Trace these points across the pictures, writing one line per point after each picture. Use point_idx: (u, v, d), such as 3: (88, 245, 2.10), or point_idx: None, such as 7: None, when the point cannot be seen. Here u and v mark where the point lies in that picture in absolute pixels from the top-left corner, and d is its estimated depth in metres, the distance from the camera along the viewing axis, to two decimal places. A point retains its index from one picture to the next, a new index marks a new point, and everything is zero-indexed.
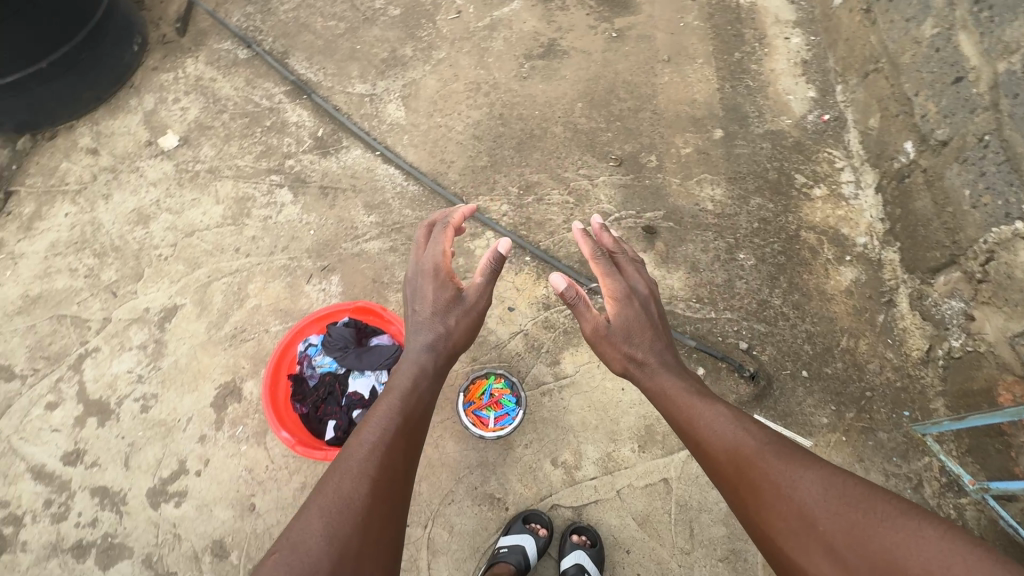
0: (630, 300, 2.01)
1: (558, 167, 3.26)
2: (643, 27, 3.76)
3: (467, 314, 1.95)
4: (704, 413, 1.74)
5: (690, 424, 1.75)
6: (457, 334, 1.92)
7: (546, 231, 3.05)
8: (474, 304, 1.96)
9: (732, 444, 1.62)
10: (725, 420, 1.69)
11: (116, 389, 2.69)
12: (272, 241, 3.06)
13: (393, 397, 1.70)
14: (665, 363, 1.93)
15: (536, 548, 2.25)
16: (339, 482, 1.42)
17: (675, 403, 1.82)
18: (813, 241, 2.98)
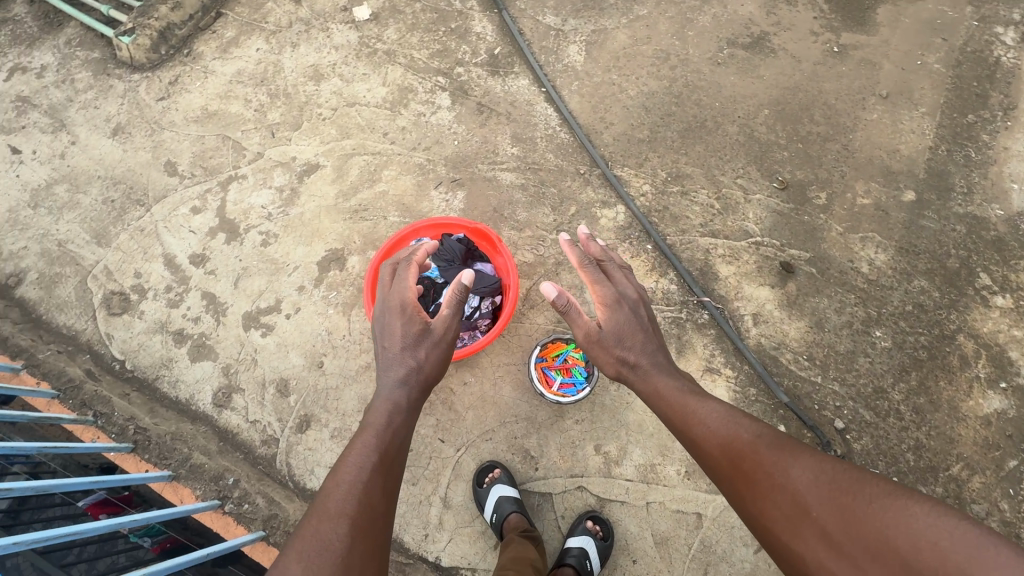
0: (619, 306, 2.04)
1: (717, 167, 3.03)
2: (872, 50, 3.30)
3: (438, 345, 1.98)
4: (698, 409, 1.77)
5: (687, 420, 1.76)
6: (428, 363, 1.94)
7: (678, 227, 2.87)
8: (440, 334, 1.97)
9: (728, 437, 1.63)
10: (718, 418, 1.70)
11: (248, 217, 2.95)
12: (418, 138, 3.14)
13: (368, 438, 1.71)
14: (656, 367, 1.96)
15: (509, 488, 2.29)
16: (317, 525, 1.44)
17: (674, 407, 1.83)
18: (969, 351, 2.59)
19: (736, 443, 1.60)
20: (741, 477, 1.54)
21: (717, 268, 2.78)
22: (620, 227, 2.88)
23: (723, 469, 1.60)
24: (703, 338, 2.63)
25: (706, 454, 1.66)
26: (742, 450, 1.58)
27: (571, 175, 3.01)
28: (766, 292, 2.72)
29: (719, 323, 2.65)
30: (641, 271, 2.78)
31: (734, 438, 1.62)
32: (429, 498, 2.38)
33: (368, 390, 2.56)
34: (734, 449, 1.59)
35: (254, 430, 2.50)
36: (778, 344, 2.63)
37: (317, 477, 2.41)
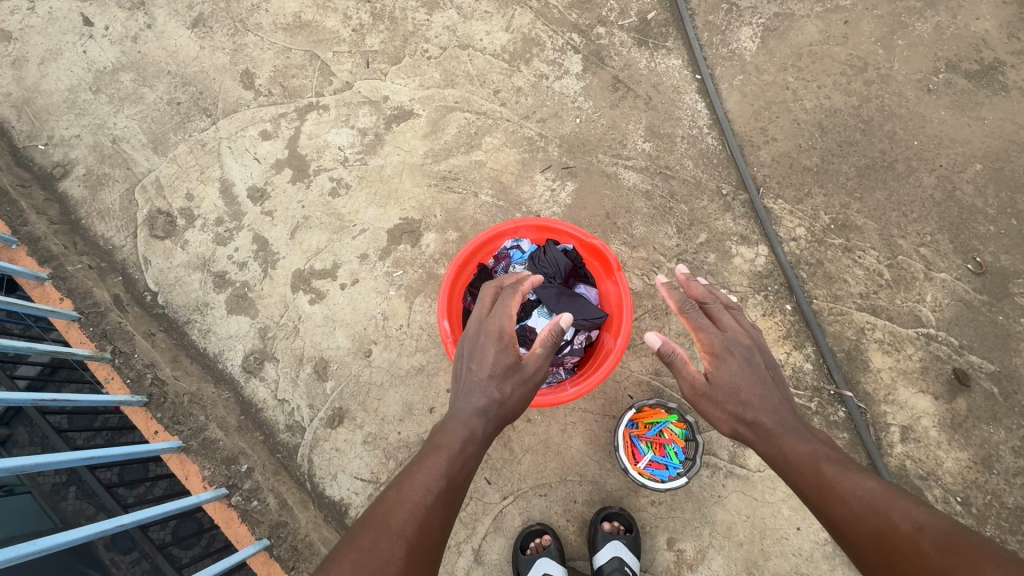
0: (730, 355, 1.55)
1: (897, 226, 2.37)
2: None
3: (528, 381, 1.56)
4: (839, 481, 1.29)
5: (827, 498, 1.29)
6: (513, 398, 1.52)
7: (831, 291, 2.28)
8: (534, 372, 1.57)
9: (879, 524, 1.17)
10: (864, 499, 1.23)
11: (321, 157, 2.53)
12: (533, 105, 2.58)
13: (439, 461, 1.35)
14: (780, 429, 1.45)
15: (557, 566, 1.93)
16: (374, 546, 1.12)
17: (811, 482, 1.34)
18: None
19: (889, 530, 1.15)
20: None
21: (869, 355, 2.19)
22: (757, 273, 2.31)
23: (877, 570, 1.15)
24: (831, 441, 2.10)
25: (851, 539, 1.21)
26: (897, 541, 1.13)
27: (709, 194, 2.43)
28: (925, 403, 2.14)
29: (856, 427, 2.10)
30: (770, 335, 2.23)
31: (887, 524, 1.16)
32: (460, 546, 2.02)
33: (416, 397, 2.17)
34: (887, 539, 1.15)
35: (279, 410, 2.16)
36: (925, 472, 2.07)
37: (339, 485, 2.07)
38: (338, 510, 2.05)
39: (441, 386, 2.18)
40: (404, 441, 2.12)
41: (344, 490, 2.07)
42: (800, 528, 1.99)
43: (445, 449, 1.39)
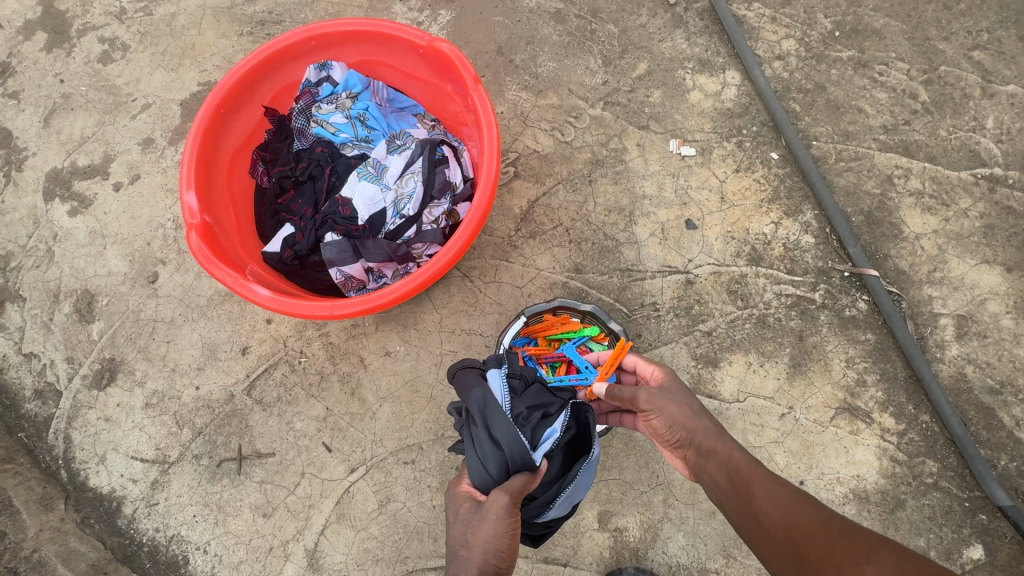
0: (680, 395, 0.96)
1: (935, 24, 1.57)
2: None
3: (513, 510, 0.81)
4: (760, 477, 0.80)
5: (742, 491, 0.79)
6: (482, 538, 0.79)
7: (839, 127, 1.50)
8: (499, 498, 0.82)
9: (801, 524, 0.73)
10: (788, 494, 0.77)
11: (87, 11, 1.74)
12: None
13: None
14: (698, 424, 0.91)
15: None
16: None
17: (722, 481, 0.82)
18: None
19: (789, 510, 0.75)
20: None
21: (901, 216, 1.43)
22: (725, 112, 1.53)
23: None
24: (848, 347, 1.36)
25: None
26: (825, 546, 0.70)
27: (649, 4, 1.63)
28: (991, 279, 1.39)
29: (889, 323, 1.35)
30: (748, 200, 1.46)
31: (812, 524, 0.72)
32: (286, 547, 1.33)
33: (222, 334, 1.46)
34: (806, 534, 0.72)
35: (25, 369, 1.47)
36: (997, 384, 1.32)
37: (108, 471, 1.39)
38: (105, 508, 1.37)
39: (257, 315, 1.46)
40: (203, 400, 1.42)
41: (115, 478, 1.38)
42: (804, 483, 1.29)
43: None
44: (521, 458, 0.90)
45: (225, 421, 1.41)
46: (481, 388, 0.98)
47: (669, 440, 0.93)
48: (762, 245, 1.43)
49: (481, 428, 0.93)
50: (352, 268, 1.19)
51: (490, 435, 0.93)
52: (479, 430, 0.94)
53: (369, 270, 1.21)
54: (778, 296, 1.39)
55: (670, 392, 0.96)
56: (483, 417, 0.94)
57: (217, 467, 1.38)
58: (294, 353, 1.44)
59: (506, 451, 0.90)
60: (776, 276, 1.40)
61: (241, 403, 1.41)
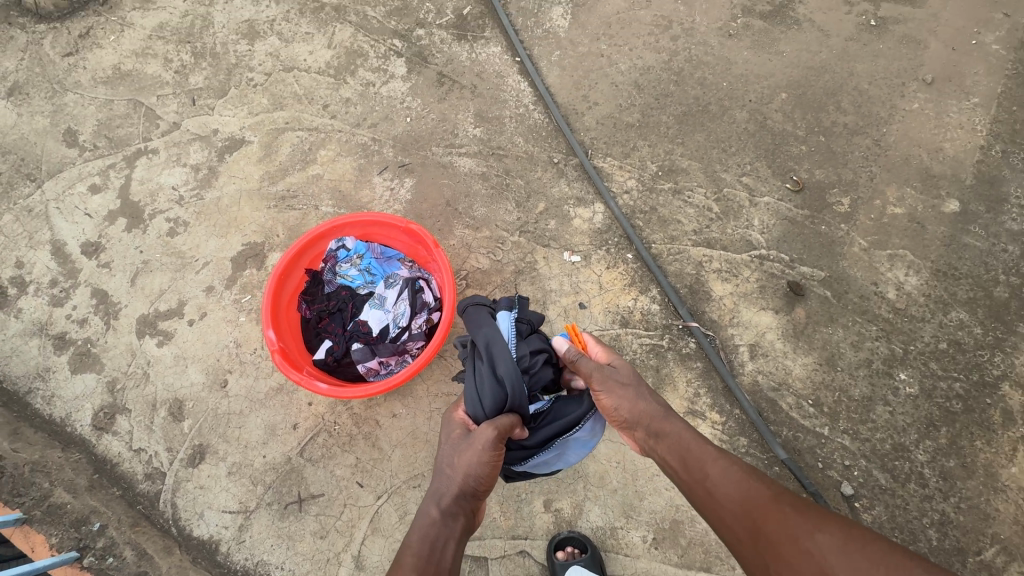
0: (633, 383, 1.62)
1: (718, 161, 2.52)
2: (917, 25, 2.78)
3: (494, 445, 1.44)
4: (716, 462, 1.42)
5: (705, 469, 1.42)
6: (468, 463, 1.43)
7: (667, 233, 2.38)
8: (482, 440, 1.45)
9: (748, 491, 1.36)
10: (737, 473, 1.39)
11: (155, 200, 2.49)
12: (363, 113, 2.65)
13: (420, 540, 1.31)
14: (663, 420, 1.54)
15: None
16: None
17: (691, 458, 1.44)
18: (1012, 403, 2.09)
19: (741, 485, 1.37)
20: (769, 572, 1.26)
21: (709, 285, 2.30)
22: (597, 230, 2.39)
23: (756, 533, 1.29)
24: (686, 372, 2.17)
25: (731, 534, 1.34)
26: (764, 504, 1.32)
27: (541, 164, 2.52)
28: (768, 319, 2.24)
29: (708, 354, 2.18)
30: (617, 286, 2.30)
31: (753, 491, 1.35)
32: (339, 556, 1.96)
33: (278, 417, 2.12)
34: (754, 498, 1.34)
35: (136, 460, 2.08)
36: (776, 384, 2.15)
37: (206, 523, 2.00)
38: (208, 549, 1.97)
39: (301, 400, 2.14)
40: (270, 463, 2.07)
41: (212, 527, 1.99)
42: None
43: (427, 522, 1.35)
44: (517, 399, 1.59)
45: (286, 476, 2.05)
46: (492, 337, 1.67)
47: (636, 420, 1.56)
48: (628, 314, 2.26)
49: (488, 367, 1.62)
50: (370, 362, 1.93)
51: (494, 373, 1.62)
52: (487, 366, 1.63)
53: (381, 362, 1.93)
54: (639, 346, 2.20)
55: (623, 376, 1.62)
56: (490, 356, 1.64)
57: (284, 509, 2.01)
58: (330, 423, 2.11)
59: (507, 387, 1.59)
60: (638, 332, 2.22)
61: (297, 463, 2.07)
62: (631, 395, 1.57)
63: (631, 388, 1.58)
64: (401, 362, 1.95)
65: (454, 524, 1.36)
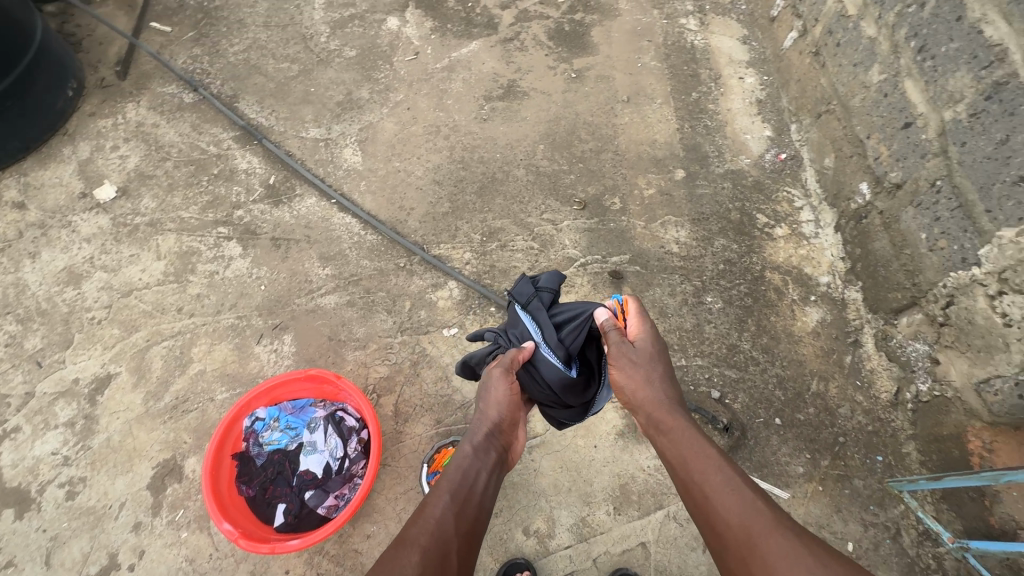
0: (653, 370, 1.76)
1: (521, 211, 3.21)
2: (602, 67, 3.86)
3: (507, 385, 1.81)
4: (722, 472, 1.49)
5: (705, 468, 1.51)
6: (492, 401, 1.79)
7: (511, 279, 2.97)
8: (503, 383, 1.81)
9: (747, 505, 1.39)
10: (741, 488, 1.43)
11: (38, 474, 2.44)
12: (219, 299, 2.90)
13: (459, 467, 1.60)
14: (675, 417, 1.66)
15: None
16: (434, 505, 1.48)
17: (693, 458, 1.54)
18: (778, 281, 2.93)
19: (740, 501, 1.41)
20: None
21: (559, 303, 2.90)
22: (460, 302, 2.90)
23: (736, 540, 1.35)
24: None
25: (718, 538, 1.39)
26: (761, 523, 1.35)
27: (392, 272, 3.00)
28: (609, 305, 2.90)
29: None
30: None
31: (755, 510, 1.38)
32: None
33: None
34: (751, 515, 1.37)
35: None
36: None
37: None
38: None
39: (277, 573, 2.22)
40: None
41: None
42: (597, 444, 2.53)
43: (464, 454, 1.66)
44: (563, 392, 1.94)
45: None
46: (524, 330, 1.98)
47: (648, 396, 1.72)
48: None
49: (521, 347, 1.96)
50: (328, 501, 2.15)
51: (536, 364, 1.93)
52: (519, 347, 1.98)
53: (337, 496, 2.16)
54: None
55: (644, 354, 1.78)
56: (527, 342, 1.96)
57: None
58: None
59: (548, 380, 1.92)
60: None
61: None
62: (646, 377, 1.74)
63: (645, 367, 1.75)
64: (354, 485, 2.19)
65: (484, 458, 1.65)
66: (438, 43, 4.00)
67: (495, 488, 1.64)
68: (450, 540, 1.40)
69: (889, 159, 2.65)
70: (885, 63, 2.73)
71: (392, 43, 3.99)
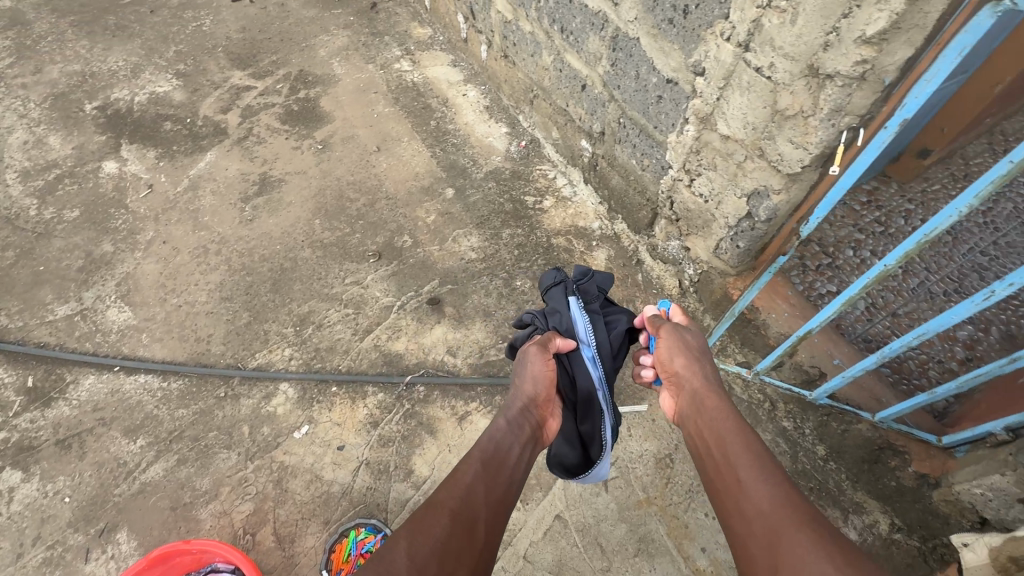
0: (698, 368, 1.97)
1: (324, 287, 3.24)
2: (345, 130, 4.08)
3: (541, 366, 2.04)
4: (754, 466, 1.54)
5: (735, 461, 1.58)
6: (529, 374, 2.02)
7: (341, 352, 2.98)
8: (538, 366, 2.03)
9: (777, 499, 1.43)
10: (776, 484, 1.47)
11: None
12: (14, 541, 2.42)
13: (492, 441, 1.77)
14: (717, 411, 1.79)
15: None
16: (471, 477, 1.61)
17: (728, 449, 1.63)
18: (564, 242, 3.35)
19: (773, 494, 1.45)
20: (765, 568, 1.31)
21: (394, 351, 2.98)
22: (301, 398, 2.82)
23: (754, 530, 1.39)
24: (436, 404, 2.79)
25: (744, 520, 1.44)
26: (788, 517, 1.37)
27: (215, 406, 2.80)
28: (439, 329, 3.05)
29: (433, 381, 2.84)
30: (348, 411, 2.78)
31: (786, 504, 1.41)
32: None
33: None
34: (777, 505, 1.41)
35: None
36: (479, 353, 2.95)
37: None
38: None
39: None
40: None
41: None
42: None
43: (502, 424, 1.85)
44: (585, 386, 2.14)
45: None
46: (565, 319, 2.24)
47: (691, 380, 1.95)
48: (371, 417, 2.76)
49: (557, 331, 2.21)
50: None
51: (569, 354, 2.18)
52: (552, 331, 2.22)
53: None
54: (396, 424, 2.73)
55: (690, 345, 2.06)
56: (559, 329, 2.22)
57: None
58: None
59: (575, 370, 2.17)
60: (388, 418, 2.75)
61: None
62: (688, 372, 1.96)
63: (689, 359, 2.00)
64: None
65: (515, 434, 1.83)
66: (171, 167, 3.84)
67: (521, 471, 1.78)
68: (482, 505, 1.54)
69: (587, 117, 3.22)
70: (548, 47, 3.30)
71: (119, 186, 3.73)
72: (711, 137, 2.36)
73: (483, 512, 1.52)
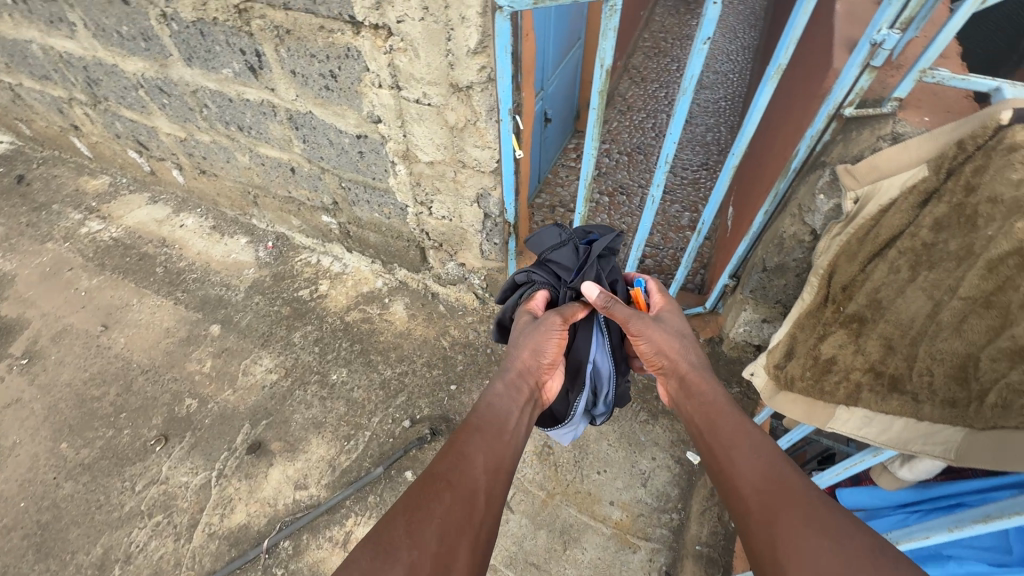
0: (685, 348, 1.74)
1: (110, 512, 2.61)
2: (49, 327, 3.35)
3: (554, 336, 1.75)
4: (753, 446, 1.39)
5: (731, 442, 1.43)
6: (536, 337, 1.75)
7: (170, 569, 2.44)
8: (547, 334, 1.75)
9: (780, 476, 1.29)
10: (782, 461, 1.33)
11: None
12: None
13: (489, 406, 1.56)
14: (704, 393, 1.61)
15: None
16: (473, 448, 1.41)
17: (721, 433, 1.47)
18: (358, 315, 3.26)
19: (773, 470, 1.31)
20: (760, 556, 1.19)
21: (235, 525, 2.55)
22: None
23: (749, 514, 1.26)
24: (309, 547, 2.47)
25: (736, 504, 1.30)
26: (793, 493, 1.24)
27: None
28: (275, 471, 2.70)
29: (295, 527, 2.51)
30: None
31: (792, 480, 1.28)
32: None
33: None
34: (776, 481, 1.28)
35: None
36: (329, 467, 2.69)
37: None
38: None
39: None
40: None
41: None
42: None
43: (498, 387, 1.63)
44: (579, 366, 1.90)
45: None
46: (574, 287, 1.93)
47: (675, 363, 1.73)
48: None
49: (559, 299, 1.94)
50: None
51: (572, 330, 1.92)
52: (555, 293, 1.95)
53: None
54: None
55: (679, 325, 1.83)
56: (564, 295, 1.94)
57: None
58: None
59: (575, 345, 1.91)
60: None
61: None
62: (669, 350, 1.75)
63: (673, 339, 1.75)
64: None
65: (512, 400, 1.60)
66: None
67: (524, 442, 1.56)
68: (485, 483, 1.34)
69: (313, 194, 3.17)
70: (237, 146, 3.15)
71: None
72: (420, 167, 2.51)
73: (484, 481, 1.34)
